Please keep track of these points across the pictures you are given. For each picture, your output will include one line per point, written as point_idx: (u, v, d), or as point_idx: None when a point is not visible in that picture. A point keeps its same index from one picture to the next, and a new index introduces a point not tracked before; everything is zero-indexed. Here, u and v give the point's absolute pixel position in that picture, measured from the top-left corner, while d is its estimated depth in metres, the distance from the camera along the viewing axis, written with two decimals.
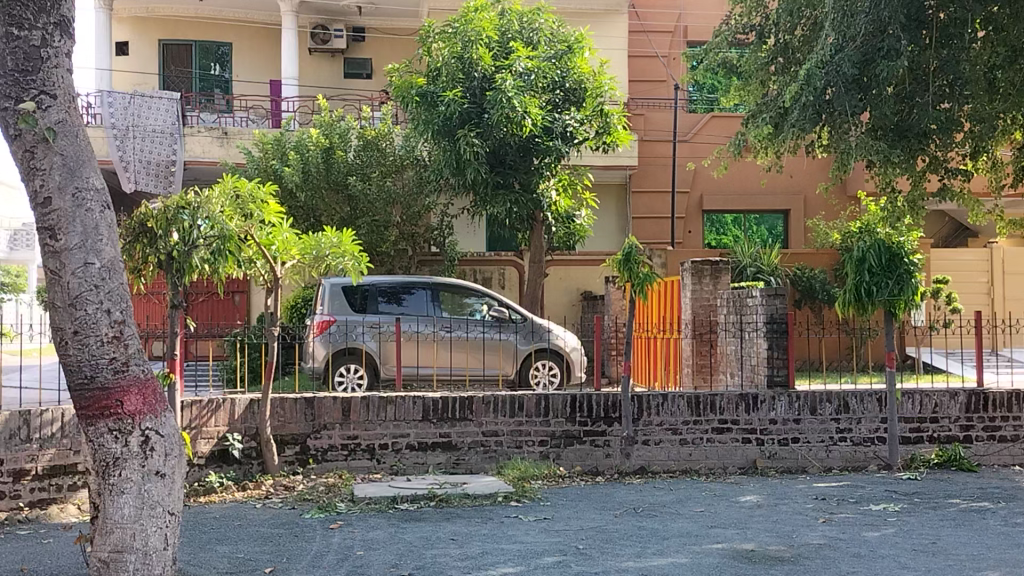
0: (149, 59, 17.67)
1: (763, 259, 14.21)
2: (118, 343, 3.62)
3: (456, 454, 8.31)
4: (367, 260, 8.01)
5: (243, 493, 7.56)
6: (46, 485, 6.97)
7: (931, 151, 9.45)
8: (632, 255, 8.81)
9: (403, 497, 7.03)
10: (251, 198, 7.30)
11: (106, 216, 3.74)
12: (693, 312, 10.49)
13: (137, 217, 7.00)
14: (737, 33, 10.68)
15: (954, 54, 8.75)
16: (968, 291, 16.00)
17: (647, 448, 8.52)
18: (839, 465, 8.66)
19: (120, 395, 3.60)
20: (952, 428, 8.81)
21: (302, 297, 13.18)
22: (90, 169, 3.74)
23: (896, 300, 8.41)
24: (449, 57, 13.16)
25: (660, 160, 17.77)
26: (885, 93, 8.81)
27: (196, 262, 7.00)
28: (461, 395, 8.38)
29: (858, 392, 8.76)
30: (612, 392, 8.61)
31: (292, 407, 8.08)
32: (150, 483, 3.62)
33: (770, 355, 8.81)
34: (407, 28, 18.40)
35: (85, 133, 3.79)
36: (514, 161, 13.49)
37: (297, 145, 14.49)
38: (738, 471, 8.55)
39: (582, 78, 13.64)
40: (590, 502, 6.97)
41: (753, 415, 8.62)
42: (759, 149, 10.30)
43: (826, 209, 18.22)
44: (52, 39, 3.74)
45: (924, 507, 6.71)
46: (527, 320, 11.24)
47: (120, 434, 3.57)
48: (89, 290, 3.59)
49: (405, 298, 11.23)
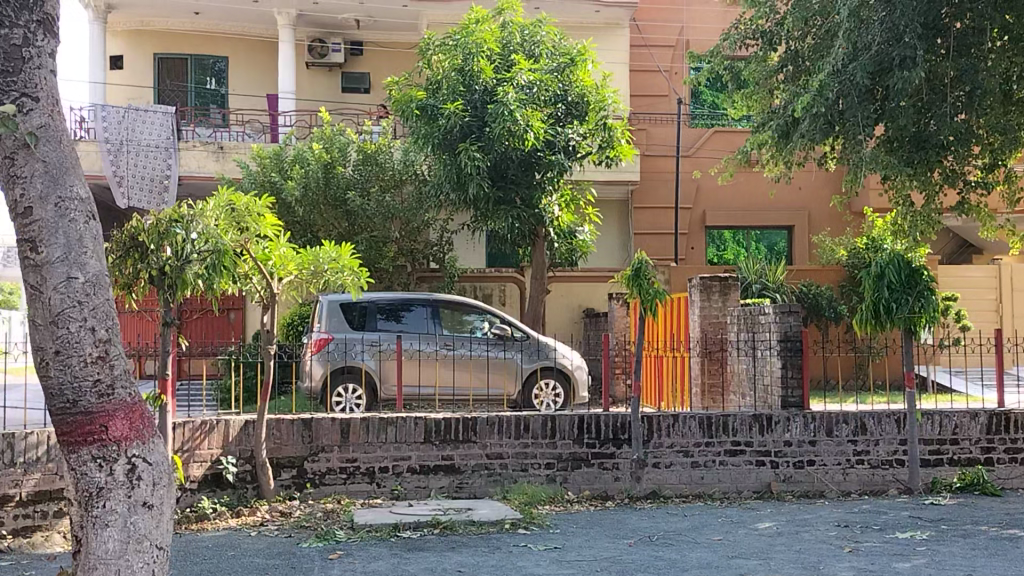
0: (143, 73, 17.43)
1: (768, 276, 13.99)
2: (103, 364, 3.53)
3: (459, 478, 7.99)
4: (366, 275, 7.66)
5: (237, 520, 7.20)
6: (30, 511, 6.63)
7: (948, 164, 9.20)
8: (642, 271, 8.49)
9: (404, 524, 6.70)
10: (246, 211, 6.95)
11: (91, 228, 3.65)
12: (702, 330, 10.22)
13: (127, 231, 6.75)
14: (747, 38, 10.38)
15: (972, 63, 8.51)
16: (978, 309, 15.73)
17: (657, 471, 8.21)
18: (856, 489, 8.36)
19: (105, 420, 3.48)
20: (973, 451, 8.53)
21: (297, 313, 12.89)
22: (74, 177, 3.66)
23: (916, 317, 8.13)
24: (449, 70, 12.96)
25: (661, 176, 17.58)
26: (903, 104, 8.54)
27: (190, 277, 6.76)
28: (464, 415, 8.07)
29: (876, 413, 8.45)
30: (621, 413, 8.30)
31: (288, 429, 7.75)
32: (136, 515, 3.48)
33: (785, 375, 8.52)
34: (406, 42, 18.20)
35: (69, 139, 3.72)
36: (516, 175, 13.17)
37: (297, 157, 14.25)
38: (753, 495, 8.24)
39: (585, 92, 13.36)
40: (602, 530, 6.65)
41: (767, 437, 8.32)
42: (770, 159, 10.00)
43: (832, 225, 17.98)
44: (35, 38, 3.68)
45: (953, 535, 6.40)
46: (531, 338, 10.94)
47: (105, 462, 3.46)
48: (72, 307, 3.49)
49: (404, 315, 10.92)
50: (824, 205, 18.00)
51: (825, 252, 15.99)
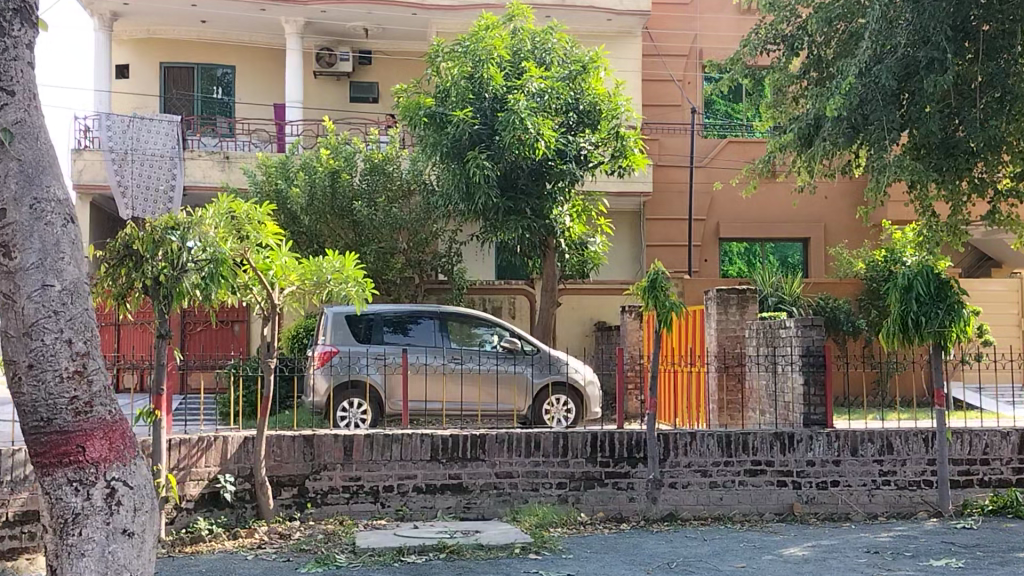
0: (149, 82, 17.28)
1: (784, 288, 13.66)
2: (81, 379, 3.22)
3: (467, 498, 7.65)
4: (371, 287, 7.29)
5: (234, 542, 6.86)
6: (17, 532, 6.31)
7: (976, 172, 8.88)
8: (658, 282, 8.14)
9: (409, 548, 6.37)
10: (247, 220, 6.71)
11: (69, 231, 3.35)
12: (718, 344, 9.87)
13: (121, 238, 6.42)
14: (767, 43, 9.97)
15: (1003, 67, 8.28)
16: (999, 323, 15.31)
17: (674, 492, 7.85)
18: (882, 511, 7.98)
19: (83, 440, 3.18)
20: (1004, 471, 8.13)
21: (303, 326, 12.60)
22: (52, 176, 3.37)
23: (947, 331, 7.73)
24: (458, 77, 12.67)
25: (675, 187, 17.26)
26: (929, 109, 8.23)
27: (186, 288, 6.43)
28: (472, 432, 7.73)
29: (903, 432, 8.07)
30: (636, 430, 7.94)
31: (289, 446, 7.44)
32: (115, 543, 3.15)
33: (807, 392, 8.16)
34: (416, 51, 17.96)
35: (47, 136, 3.43)
36: (526, 184, 12.92)
37: (303, 166, 13.98)
38: (774, 517, 7.88)
39: (597, 100, 13.07)
40: (617, 555, 6.29)
41: (789, 456, 7.95)
42: (793, 168, 9.62)
43: (849, 237, 17.60)
44: (10, 27, 3.40)
45: (991, 562, 6.01)
46: (541, 352, 10.56)
47: (81, 486, 3.15)
48: (47, 318, 3.19)
49: (412, 328, 10.61)
50: (840, 217, 17.63)
51: (842, 265, 15.59)
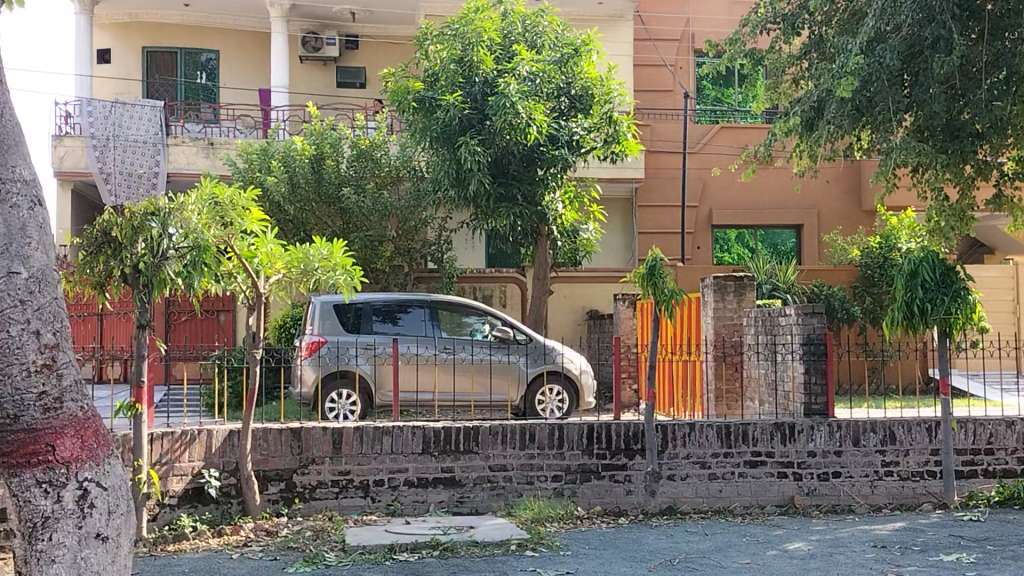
0: (132, 66, 16.89)
1: (778, 276, 13.46)
2: (49, 373, 2.95)
3: (460, 491, 7.43)
4: (360, 275, 6.97)
5: (219, 539, 6.59)
6: None
7: (979, 156, 8.74)
8: (657, 269, 7.89)
9: (401, 546, 6.14)
10: (231, 205, 6.39)
11: (37, 214, 3.09)
12: (715, 332, 9.68)
13: (100, 225, 6.13)
14: (767, 23, 9.68)
15: (1010, 46, 8.11)
16: (995, 309, 15.19)
17: (672, 484, 7.66)
18: (885, 502, 7.81)
19: (52, 438, 2.92)
20: (1009, 461, 7.98)
21: (290, 315, 12.33)
22: (17, 155, 3.11)
23: (953, 319, 7.54)
24: (448, 60, 12.38)
25: (666, 173, 17.01)
26: (934, 90, 8.04)
27: (168, 275, 6.16)
28: (464, 424, 7.51)
29: (907, 422, 7.89)
30: (634, 422, 7.74)
31: (277, 439, 7.19)
32: (88, 549, 2.91)
33: (808, 381, 7.96)
34: (404, 35, 17.65)
35: (12, 111, 3.17)
36: (518, 170, 12.65)
37: (285, 152, 13.65)
38: (775, 509, 7.69)
39: (589, 84, 12.79)
40: (618, 551, 6.08)
41: (790, 447, 7.77)
42: (794, 153, 9.39)
43: (843, 223, 17.44)
44: None
45: (1002, 557, 5.82)
46: (535, 341, 10.36)
47: (51, 487, 2.90)
48: (12, 307, 2.92)
49: (401, 318, 10.32)
50: (834, 203, 17.47)
51: (837, 251, 15.41)
